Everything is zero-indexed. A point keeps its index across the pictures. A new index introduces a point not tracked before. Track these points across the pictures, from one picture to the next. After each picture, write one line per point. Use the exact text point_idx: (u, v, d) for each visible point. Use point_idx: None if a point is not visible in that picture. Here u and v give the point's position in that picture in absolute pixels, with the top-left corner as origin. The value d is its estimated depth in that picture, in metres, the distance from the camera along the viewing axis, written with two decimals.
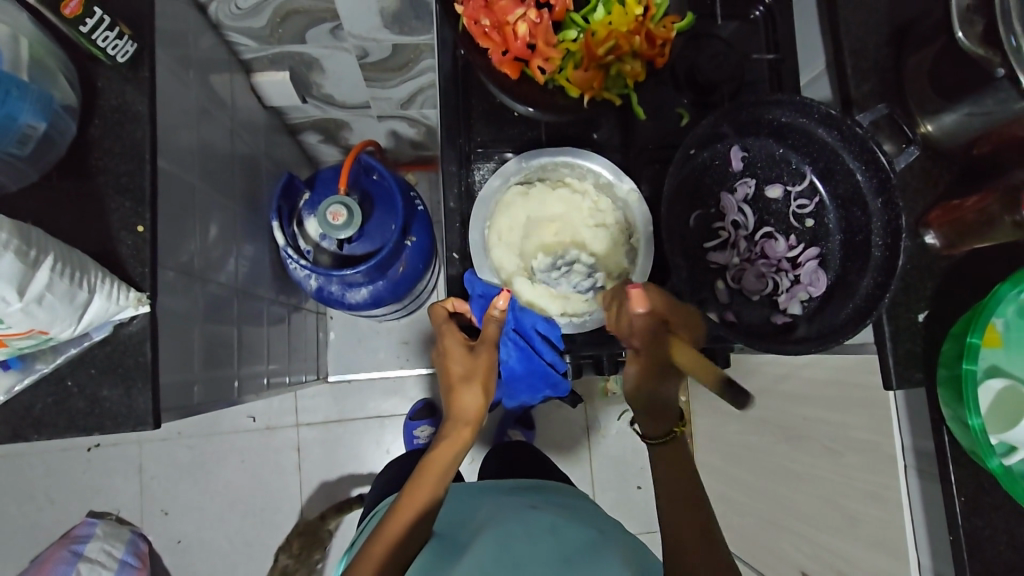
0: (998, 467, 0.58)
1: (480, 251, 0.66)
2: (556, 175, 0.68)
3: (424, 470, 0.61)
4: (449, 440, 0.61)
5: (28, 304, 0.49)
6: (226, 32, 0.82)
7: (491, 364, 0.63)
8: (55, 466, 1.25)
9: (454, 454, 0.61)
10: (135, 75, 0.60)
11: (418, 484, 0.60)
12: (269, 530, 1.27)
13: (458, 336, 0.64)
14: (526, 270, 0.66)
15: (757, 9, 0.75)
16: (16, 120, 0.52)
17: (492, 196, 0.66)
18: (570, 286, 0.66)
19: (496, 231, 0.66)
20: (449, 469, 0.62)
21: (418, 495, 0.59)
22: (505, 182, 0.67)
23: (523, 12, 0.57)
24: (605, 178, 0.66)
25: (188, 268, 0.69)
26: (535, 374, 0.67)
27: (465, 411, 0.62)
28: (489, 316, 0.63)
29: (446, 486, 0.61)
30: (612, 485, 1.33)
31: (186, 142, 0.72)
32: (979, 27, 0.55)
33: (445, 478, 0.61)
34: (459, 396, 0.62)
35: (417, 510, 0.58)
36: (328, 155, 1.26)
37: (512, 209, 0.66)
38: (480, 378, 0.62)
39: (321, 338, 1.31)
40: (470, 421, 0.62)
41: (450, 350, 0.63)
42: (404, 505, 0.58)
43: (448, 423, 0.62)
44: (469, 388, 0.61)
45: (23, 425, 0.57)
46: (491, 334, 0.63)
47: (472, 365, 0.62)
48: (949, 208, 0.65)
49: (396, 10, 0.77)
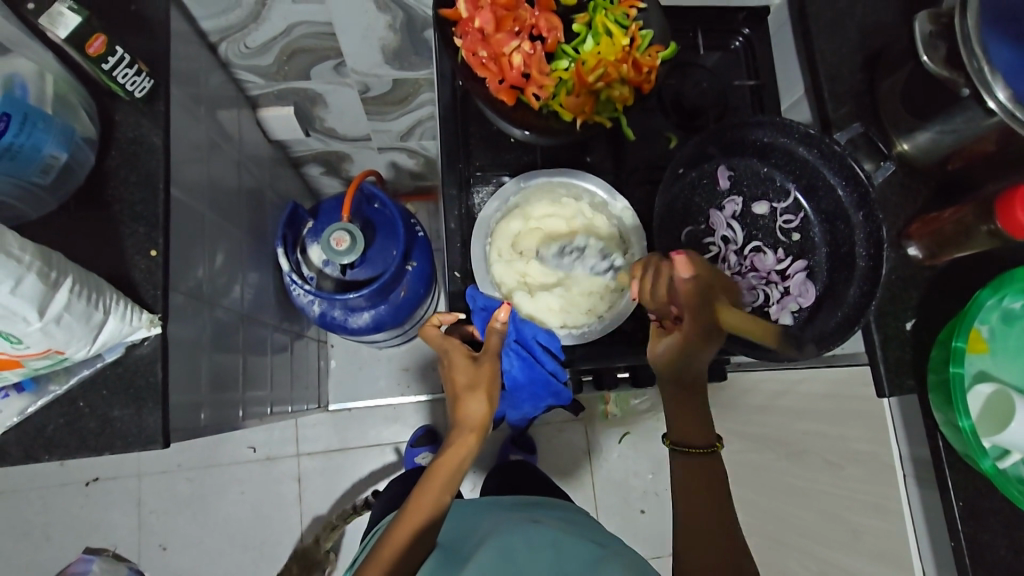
0: (991, 468, 0.59)
1: (481, 267, 0.68)
2: (551, 195, 0.71)
3: (428, 480, 0.60)
4: (453, 448, 0.61)
5: (47, 324, 0.51)
6: (235, 70, 0.86)
7: (494, 372, 0.63)
8: (52, 501, 1.24)
9: (459, 462, 0.60)
10: (151, 109, 0.64)
11: (423, 491, 0.60)
12: (270, 564, 1.25)
13: (460, 348, 0.64)
14: (526, 284, 0.69)
15: (736, 40, 0.81)
16: (40, 150, 0.55)
17: (490, 217, 0.69)
18: (569, 298, 0.68)
19: (496, 248, 0.69)
20: (455, 477, 0.61)
21: (423, 506, 0.59)
22: (504, 204, 0.70)
23: (518, 45, 0.61)
24: (599, 197, 0.70)
25: (195, 292, 0.71)
26: (537, 382, 0.70)
27: (469, 418, 0.61)
28: (492, 328, 0.64)
29: (452, 492, 0.61)
30: (615, 510, 1.33)
31: (196, 173, 0.75)
32: (942, 51, 0.59)
33: (450, 486, 0.61)
34: (462, 405, 0.61)
35: (423, 518, 0.59)
36: (330, 187, 1.30)
37: (512, 229, 0.70)
38: (484, 387, 0.61)
39: (322, 366, 1.32)
40: (475, 429, 0.61)
41: (454, 361, 0.64)
42: (411, 511, 0.59)
43: (452, 431, 0.62)
44: (472, 396, 0.61)
45: (35, 446, 0.57)
46: (494, 344, 0.64)
47: (476, 374, 0.62)
48: (927, 221, 0.69)
49: (397, 47, 0.82)
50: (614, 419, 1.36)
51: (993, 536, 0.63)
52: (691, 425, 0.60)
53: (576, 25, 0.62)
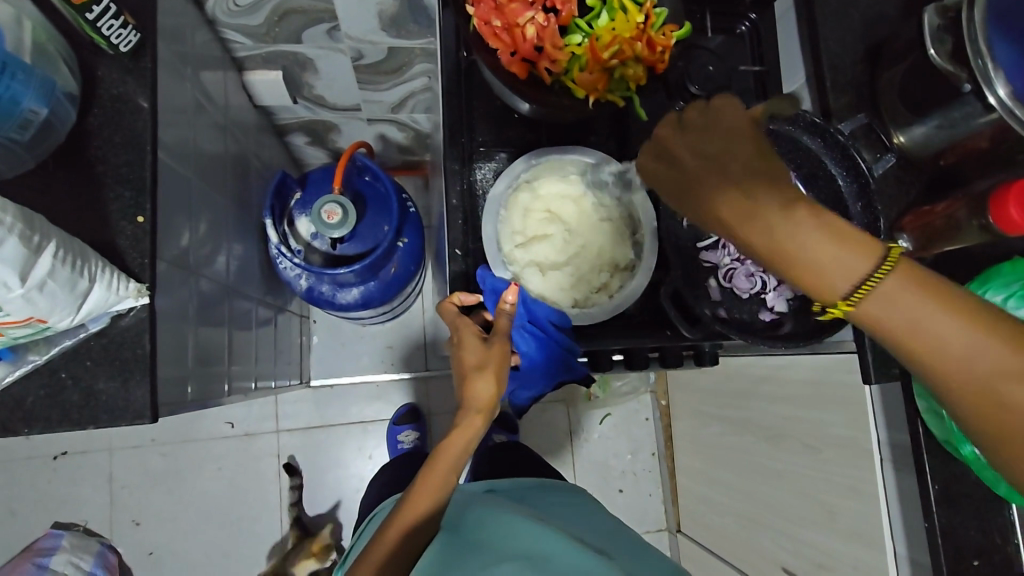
0: (970, 454, 0.62)
1: (492, 247, 0.67)
2: (563, 172, 0.70)
3: (435, 460, 0.61)
4: (460, 430, 0.62)
5: (30, 291, 0.48)
6: (221, 28, 0.82)
7: (504, 355, 0.62)
8: (17, 476, 1.20)
9: (465, 444, 0.61)
10: (136, 65, 0.60)
11: (430, 472, 0.61)
12: (249, 540, 1.24)
13: (471, 328, 0.63)
14: (537, 264, 0.69)
15: (743, 24, 0.80)
16: (19, 104, 0.51)
17: (502, 195, 0.68)
18: (580, 277, 0.69)
19: (509, 227, 0.68)
20: (460, 459, 0.62)
21: (428, 488, 0.61)
22: (514, 181, 0.68)
23: (532, 16, 0.59)
24: (610, 177, 0.69)
25: (180, 262, 0.68)
26: (551, 361, 0.69)
27: (476, 400, 0.61)
28: (500, 309, 0.62)
29: (458, 474, 0.63)
30: (596, 489, 1.39)
31: (180, 137, 0.71)
32: (948, 45, 0.60)
33: (456, 470, 0.62)
34: (471, 385, 0.61)
35: (429, 500, 0.61)
36: (313, 157, 1.26)
37: (524, 209, 0.69)
38: (494, 368, 0.61)
39: (303, 342, 1.29)
40: (482, 411, 0.62)
41: (464, 341, 0.63)
42: (417, 495, 0.60)
43: (459, 412, 0.63)
44: (481, 377, 0.61)
45: (14, 419, 0.55)
46: (504, 325, 0.63)
47: (485, 355, 0.62)
48: (920, 214, 0.70)
49: (395, 13, 0.79)
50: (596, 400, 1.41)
51: (964, 519, 0.66)
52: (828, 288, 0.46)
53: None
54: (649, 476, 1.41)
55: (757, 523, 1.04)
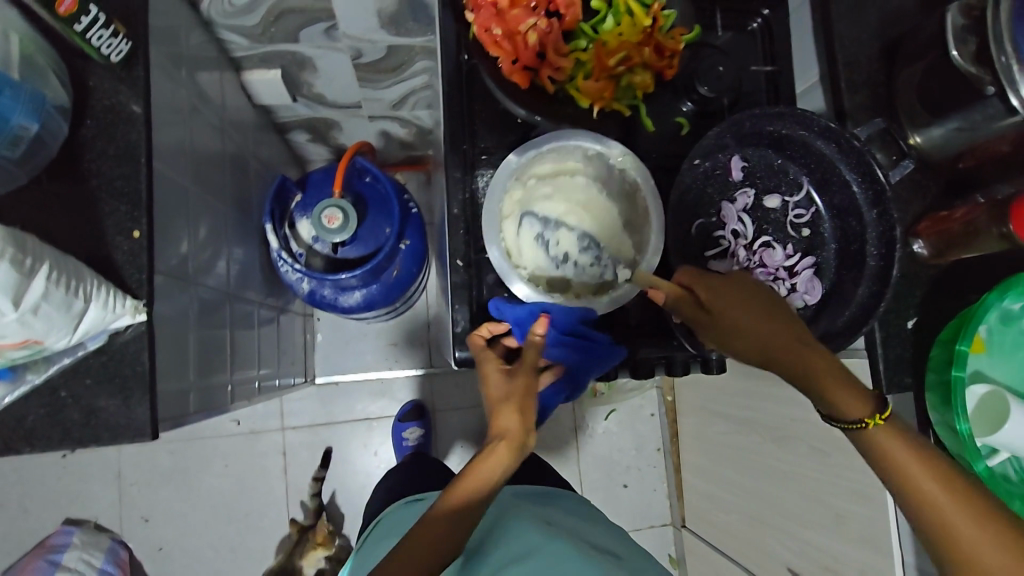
0: (984, 470, 0.60)
1: (492, 224, 0.65)
2: (565, 159, 0.68)
3: (458, 487, 0.57)
4: (484, 459, 0.58)
5: (24, 315, 0.48)
6: (217, 29, 0.80)
7: (529, 387, 0.60)
8: (28, 474, 1.21)
9: (489, 475, 0.57)
10: (129, 74, 0.58)
11: (449, 501, 0.57)
12: (256, 535, 1.25)
13: (496, 361, 0.62)
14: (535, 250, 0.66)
15: (754, 21, 0.75)
16: (8, 121, 0.50)
17: (504, 184, 0.65)
18: (573, 271, 0.66)
19: (513, 209, 0.66)
20: (483, 491, 0.57)
21: (446, 517, 0.56)
22: (526, 165, 0.66)
23: (534, 22, 0.61)
24: (629, 176, 0.67)
25: (178, 272, 0.67)
26: (589, 361, 0.66)
27: (500, 431, 0.58)
28: (530, 341, 0.60)
29: (480, 509, 0.57)
30: (600, 484, 1.39)
31: (177, 144, 0.70)
32: (972, 46, 0.58)
33: (483, 496, 0.57)
34: (495, 417, 0.59)
35: (455, 518, 0.56)
36: (315, 154, 1.24)
37: (532, 196, 0.67)
38: (519, 401, 0.59)
39: (308, 340, 1.29)
40: (508, 443, 0.58)
41: (489, 373, 0.62)
42: (433, 525, 0.56)
43: (490, 441, 0.59)
44: (505, 408, 0.58)
45: (14, 438, 0.54)
46: (530, 358, 0.61)
47: (511, 387, 0.60)
48: (937, 219, 0.68)
49: (394, 12, 0.77)
50: (601, 397, 1.39)
51: None
52: (838, 402, 0.51)
53: (596, 3, 0.62)
54: (654, 471, 1.41)
55: (763, 523, 1.04)
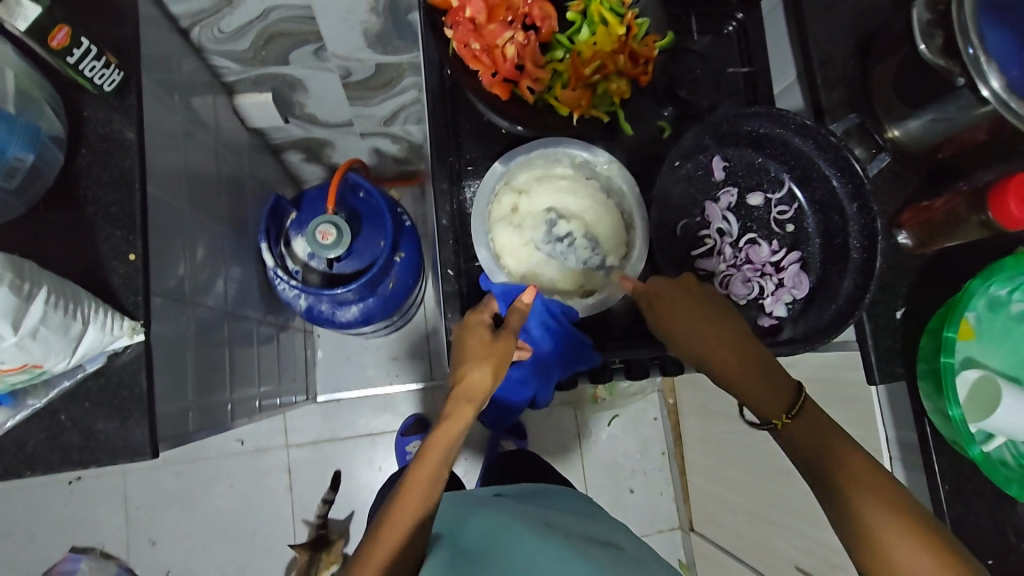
0: (979, 455, 0.60)
1: (484, 223, 0.68)
2: (555, 164, 0.70)
3: (423, 458, 0.58)
4: (450, 421, 0.60)
5: (23, 339, 0.49)
6: (209, 55, 0.82)
7: (508, 351, 0.61)
8: (35, 501, 1.22)
9: (453, 436, 0.59)
10: (122, 103, 0.60)
11: (413, 482, 0.57)
12: (263, 555, 1.25)
13: (479, 325, 0.63)
14: (525, 249, 0.70)
15: (731, 24, 0.76)
16: (5, 152, 0.52)
17: (493, 186, 0.68)
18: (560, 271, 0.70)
19: (506, 209, 0.70)
20: (448, 455, 0.59)
21: (412, 500, 0.56)
22: (518, 166, 0.69)
23: (511, 36, 0.62)
24: (615, 182, 0.69)
25: (175, 293, 0.68)
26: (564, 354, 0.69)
27: (469, 390, 0.60)
28: (516, 307, 0.63)
29: (443, 478, 0.59)
30: (606, 490, 1.39)
31: (172, 168, 0.72)
32: (939, 39, 0.59)
33: (447, 459, 0.59)
34: (466, 375, 0.60)
35: (413, 517, 0.55)
36: (310, 173, 1.26)
37: (523, 197, 0.70)
38: (492, 361, 0.60)
39: (309, 357, 1.30)
40: (473, 402, 0.60)
41: (468, 333, 0.62)
42: (400, 512, 0.55)
43: (452, 401, 0.60)
44: (480, 368, 0.60)
45: (16, 462, 0.55)
46: (514, 324, 0.63)
47: (492, 346, 0.61)
48: (919, 210, 0.69)
49: (380, 31, 0.79)
50: (603, 402, 1.40)
51: (976, 519, 0.65)
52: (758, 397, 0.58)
53: (571, 14, 0.64)
54: (659, 475, 1.41)
55: (769, 522, 1.04)
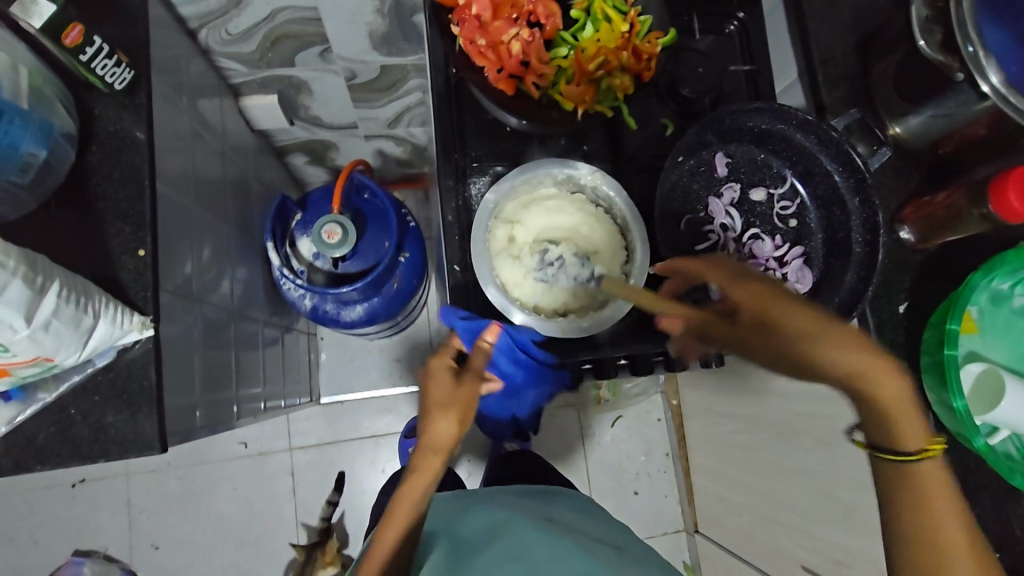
0: (983, 447, 0.60)
1: (483, 262, 0.67)
2: (539, 186, 0.71)
3: (396, 503, 0.58)
4: (418, 472, 0.59)
5: (35, 331, 0.49)
6: (216, 57, 0.83)
7: (471, 395, 0.60)
8: (38, 504, 1.22)
9: (422, 489, 0.58)
10: (132, 101, 0.61)
11: (389, 521, 0.58)
12: (267, 558, 1.25)
13: (443, 366, 0.62)
14: (529, 278, 0.69)
15: (731, 24, 0.78)
16: (17, 148, 0.53)
17: (486, 222, 0.68)
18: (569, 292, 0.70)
19: (501, 243, 0.69)
20: (420, 503, 0.59)
21: (386, 539, 0.57)
22: (504, 197, 0.69)
23: (516, 32, 0.63)
24: (604, 192, 0.69)
25: (183, 290, 0.69)
26: (528, 373, 0.72)
27: (436, 441, 0.59)
28: (479, 347, 0.64)
29: (415, 524, 0.59)
30: (610, 492, 1.39)
31: (180, 168, 0.73)
32: (938, 36, 0.59)
33: (418, 508, 0.59)
34: (431, 425, 0.59)
35: (386, 557, 0.57)
36: (314, 176, 1.27)
37: (516, 227, 0.70)
38: (456, 410, 0.59)
39: (312, 359, 1.30)
40: (441, 452, 0.59)
41: (432, 378, 0.62)
42: (375, 549, 0.57)
43: (421, 452, 0.60)
44: (443, 418, 0.59)
45: (26, 456, 0.56)
46: (478, 363, 0.63)
47: (451, 393, 0.60)
48: (921, 204, 0.69)
49: (385, 32, 0.80)
50: (606, 404, 1.41)
51: (982, 512, 0.65)
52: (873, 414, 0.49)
53: (575, 12, 0.65)
54: (663, 477, 1.41)
55: (774, 522, 1.03)
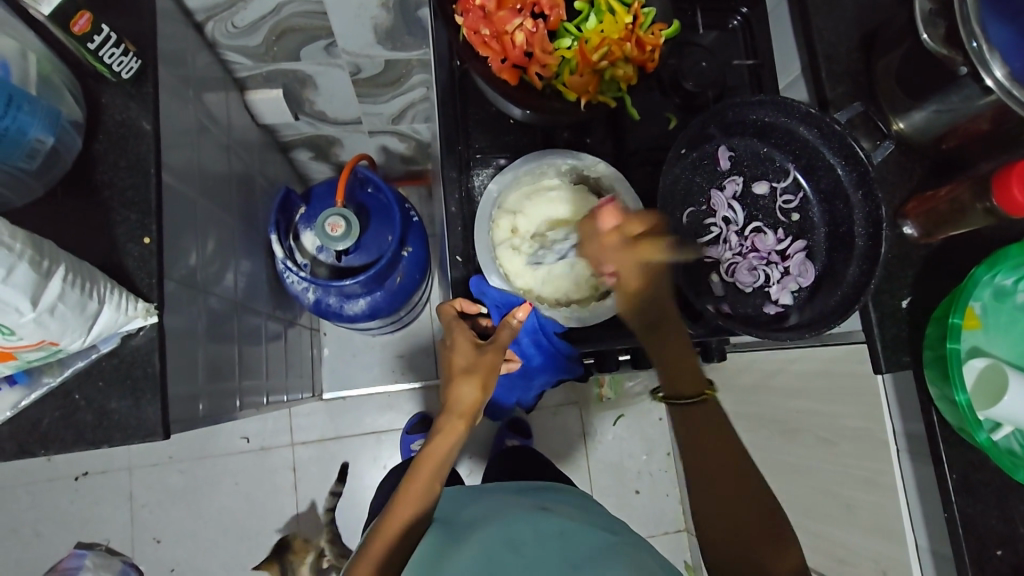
0: (986, 441, 0.60)
1: (487, 255, 0.68)
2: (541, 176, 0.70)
3: (423, 460, 0.63)
4: (445, 433, 0.64)
5: (41, 315, 0.49)
6: (222, 50, 0.84)
7: (494, 363, 0.65)
8: (41, 497, 1.22)
9: (449, 447, 0.63)
10: (138, 90, 0.61)
11: (415, 479, 0.62)
12: (267, 553, 1.25)
13: (467, 334, 0.66)
14: (532, 269, 0.69)
15: (735, 19, 0.78)
16: (26, 134, 0.53)
17: (488, 213, 0.68)
18: (573, 283, 0.70)
19: (504, 235, 0.69)
20: (445, 462, 0.64)
21: (413, 494, 0.61)
22: (505, 188, 0.69)
23: (520, 22, 0.63)
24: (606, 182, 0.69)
25: (188, 280, 0.69)
26: (549, 362, 0.73)
27: (461, 404, 0.64)
28: (507, 321, 0.66)
29: (440, 483, 0.63)
30: (612, 491, 1.39)
31: (185, 159, 0.73)
32: (943, 28, 0.60)
33: (443, 468, 0.63)
34: (458, 388, 0.64)
35: (412, 512, 0.60)
36: (318, 172, 1.28)
37: (518, 218, 0.70)
38: (481, 374, 0.64)
39: (315, 355, 1.30)
40: (465, 415, 0.65)
41: (457, 344, 0.66)
42: (402, 506, 0.60)
43: (446, 414, 0.64)
44: (469, 381, 0.64)
45: (30, 440, 0.56)
46: (503, 338, 0.66)
47: (477, 359, 0.65)
48: (923, 199, 0.69)
49: (389, 27, 0.80)
50: (608, 402, 1.41)
51: (984, 508, 0.65)
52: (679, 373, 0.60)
53: (579, 4, 0.66)
54: (665, 476, 1.40)
55: None
